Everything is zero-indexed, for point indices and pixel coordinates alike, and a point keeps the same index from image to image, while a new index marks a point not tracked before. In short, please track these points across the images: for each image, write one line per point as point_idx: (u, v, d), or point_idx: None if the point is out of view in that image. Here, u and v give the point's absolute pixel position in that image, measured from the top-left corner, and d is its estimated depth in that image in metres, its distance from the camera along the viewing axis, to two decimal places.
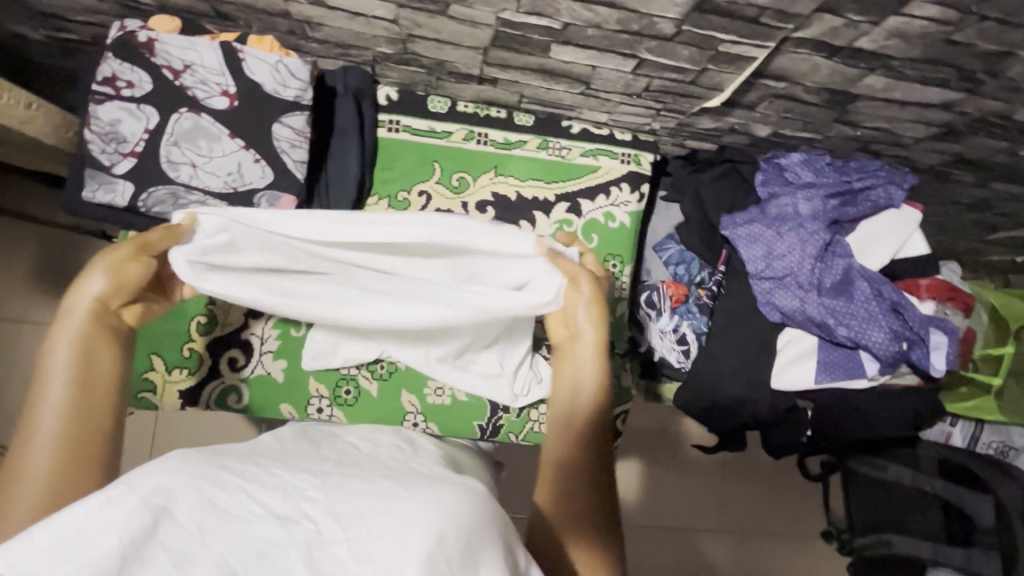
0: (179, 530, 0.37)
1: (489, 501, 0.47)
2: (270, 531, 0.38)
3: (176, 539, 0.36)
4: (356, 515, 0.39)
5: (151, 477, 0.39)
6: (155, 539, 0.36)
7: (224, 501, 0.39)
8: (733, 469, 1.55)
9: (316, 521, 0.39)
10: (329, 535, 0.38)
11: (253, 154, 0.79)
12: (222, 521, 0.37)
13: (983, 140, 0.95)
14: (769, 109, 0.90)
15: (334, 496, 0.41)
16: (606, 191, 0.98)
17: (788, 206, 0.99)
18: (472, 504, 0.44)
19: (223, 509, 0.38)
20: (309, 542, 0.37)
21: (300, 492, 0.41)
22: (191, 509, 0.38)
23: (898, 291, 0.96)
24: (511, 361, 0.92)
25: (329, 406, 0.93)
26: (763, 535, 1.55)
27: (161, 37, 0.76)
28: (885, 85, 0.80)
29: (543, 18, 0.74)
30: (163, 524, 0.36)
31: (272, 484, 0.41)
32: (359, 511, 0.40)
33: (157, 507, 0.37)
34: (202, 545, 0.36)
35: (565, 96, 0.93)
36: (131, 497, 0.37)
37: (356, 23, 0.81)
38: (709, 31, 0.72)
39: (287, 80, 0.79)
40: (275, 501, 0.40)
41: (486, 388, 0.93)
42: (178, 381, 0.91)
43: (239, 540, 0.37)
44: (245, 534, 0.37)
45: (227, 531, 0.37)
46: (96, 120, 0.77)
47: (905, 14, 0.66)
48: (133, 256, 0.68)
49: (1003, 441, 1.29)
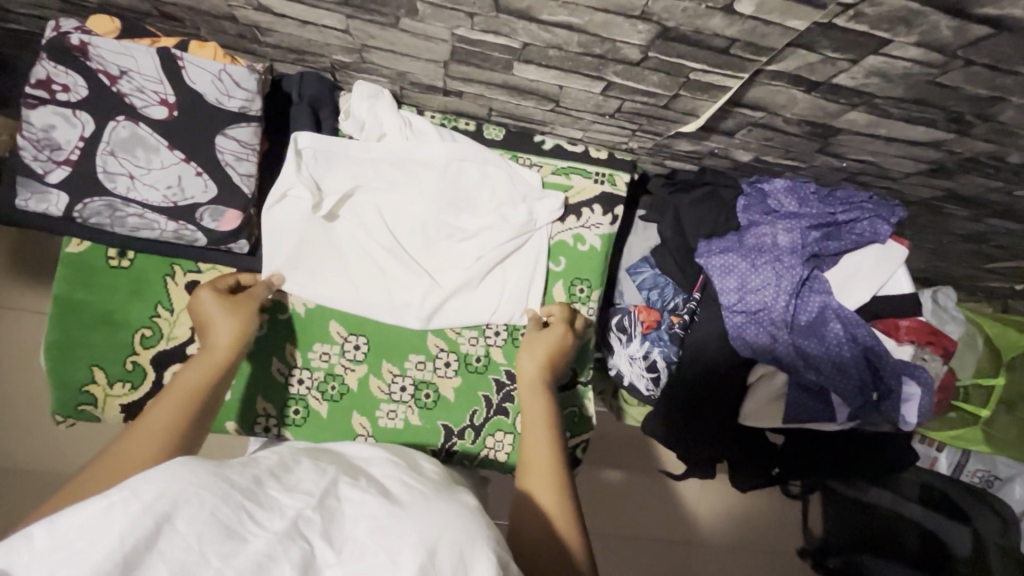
0: (176, 540, 0.38)
1: (487, 525, 0.48)
2: (267, 546, 0.39)
3: (174, 548, 0.38)
4: (351, 539, 0.42)
5: (151, 484, 0.41)
6: (154, 548, 0.38)
7: (225, 516, 0.40)
8: (730, 487, 1.47)
9: (311, 541, 0.41)
10: (325, 560, 0.40)
11: (194, 167, 0.76)
12: (222, 534, 0.39)
13: (975, 178, 0.89)
14: (748, 136, 0.85)
15: (329, 521, 0.43)
16: (577, 213, 0.94)
17: (766, 236, 0.95)
18: (471, 525, 0.46)
19: (223, 522, 0.40)
20: (305, 562, 0.39)
21: (295, 512, 0.42)
22: (191, 520, 0.39)
23: (875, 335, 0.90)
24: (420, 283, 0.91)
25: (277, 425, 0.91)
26: (758, 552, 1.47)
27: (95, 41, 0.71)
28: (869, 122, 0.74)
29: (500, 37, 0.69)
30: (162, 533, 0.38)
31: (269, 504, 0.42)
32: (352, 536, 0.42)
33: (159, 514, 0.39)
34: (202, 558, 0.38)
35: (535, 112, 0.88)
36: (133, 503, 0.39)
37: (307, 30, 0.76)
38: (677, 59, 0.66)
39: (231, 90, 0.74)
40: (273, 519, 0.41)
41: (391, 310, 0.91)
42: (120, 396, 0.87)
43: (238, 555, 0.38)
44: (244, 548, 0.39)
45: (226, 546, 0.39)
46: (28, 125, 0.73)
47: (885, 54, 0.60)
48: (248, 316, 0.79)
49: (989, 472, 1.21)
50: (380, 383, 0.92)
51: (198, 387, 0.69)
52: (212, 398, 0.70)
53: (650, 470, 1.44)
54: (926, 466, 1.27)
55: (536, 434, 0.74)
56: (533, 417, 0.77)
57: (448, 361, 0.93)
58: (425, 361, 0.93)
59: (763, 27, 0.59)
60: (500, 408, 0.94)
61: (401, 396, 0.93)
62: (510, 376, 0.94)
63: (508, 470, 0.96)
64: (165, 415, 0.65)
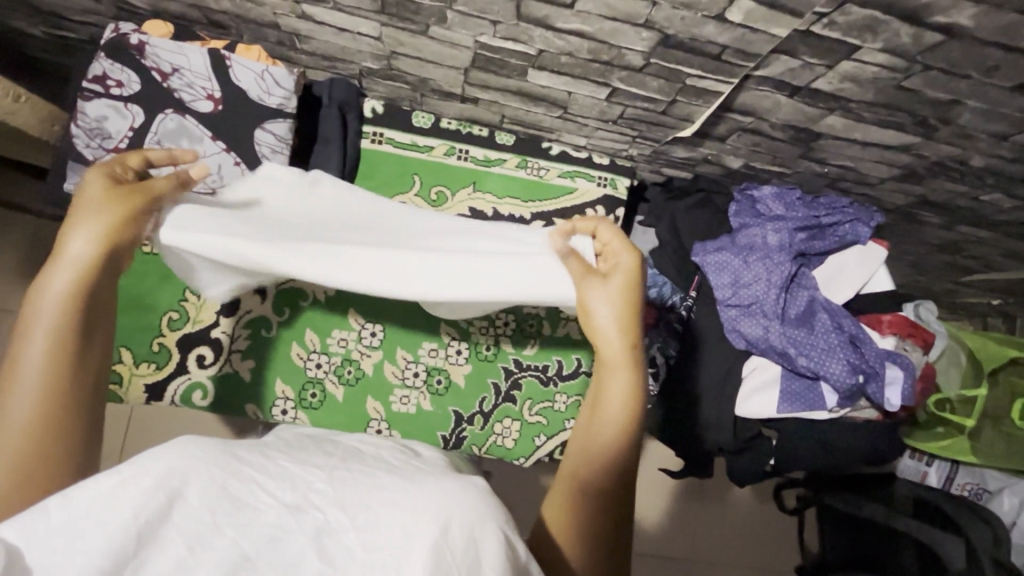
0: (190, 513, 0.41)
1: (491, 498, 0.50)
2: (280, 518, 0.42)
3: (187, 521, 0.41)
4: (363, 506, 0.45)
5: (163, 462, 0.43)
6: (168, 520, 0.40)
7: (236, 490, 0.43)
8: (733, 501, 1.52)
9: (323, 511, 0.43)
10: (339, 525, 0.43)
11: (234, 157, 0.82)
12: (234, 509, 0.42)
13: (944, 184, 0.98)
14: (738, 142, 0.93)
15: (340, 490, 0.46)
16: (582, 213, 1.00)
17: (757, 236, 1.01)
18: (474, 499, 0.48)
19: (235, 496, 0.43)
20: (319, 529, 0.42)
21: (306, 486, 0.45)
22: (202, 494, 0.42)
23: (858, 325, 0.97)
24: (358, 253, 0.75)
25: (294, 407, 0.94)
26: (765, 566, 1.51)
27: (152, 42, 0.79)
28: (846, 126, 0.83)
29: (518, 44, 0.77)
30: (175, 507, 0.41)
31: (281, 475, 0.46)
32: (365, 503, 0.45)
33: (171, 490, 0.41)
34: (217, 529, 0.40)
35: (544, 119, 0.96)
36: (143, 479, 0.41)
37: (343, 37, 0.84)
38: (675, 65, 0.75)
39: (271, 88, 0.82)
40: (284, 493, 0.44)
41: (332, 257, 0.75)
42: (145, 375, 0.91)
43: (253, 527, 0.41)
44: (258, 520, 0.42)
45: (240, 518, 0.41)
46: (84, 116, 0.80)
47: (856, 60, 0.69)
48: (140, 205, 0.64)
49: (977, 483, 1.27)
50: (394, 369, 0.96)
51: (73, 291, 0.57)
52: (99, 313, 0.59)
53: (659, 488, 1.48)
54: (918, 479, 1.32)
55: (581, 465, 0.60)
56: (579, 445, 0.61)
57: (459, 350, 0.98)
58: (437, 348, 0.97)
59: (750, 34, 0.67)
60: (508, 395, 0.98)
61: (414, 381, 0.97)
62: (518, 364, 0.99)
63: (514, 457, 0.99)
64: (37, 348, 0.54)
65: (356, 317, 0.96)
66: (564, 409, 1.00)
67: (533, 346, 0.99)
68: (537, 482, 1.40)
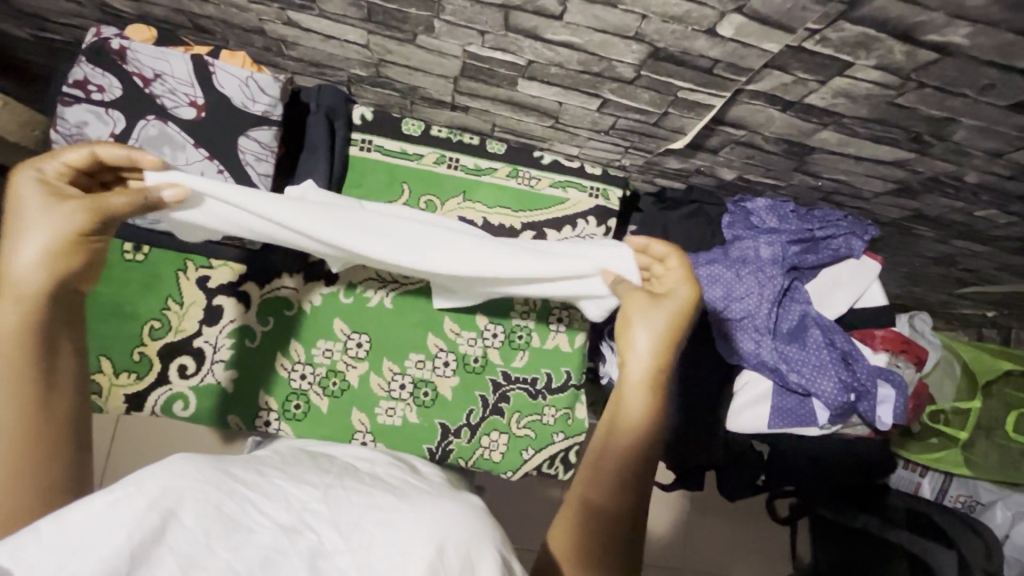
0: (184, 534, 0.39)
1: (486, 519, 0.49)
2: (275, 539, 0.41)
3: (180, 542, 0.39)
4: (356, 526, 0.43)
5: (157, 480, 0.42)
6: (160, 542, 0.38)
7: (229, 508, 0.42)
8: (726, 512, 1.51)
9: (317, 532, 0.42)
10: (332, 547, 0.41)
11: (216, 165, 0.80)
12: (228, 529, 0.40)
13: (938, 199, 0.97)
14: (732, 154, 0.92)
15: (331, 509, 0.44)
16: (572, 223, 0.98)
17: (749, 249, 0.99)
18: (473, 521, 0.47)
19: (229, 515, 0.41)
20: (312, 551, 0.40)
21: (299, 506, 0.44)
22: (197, 514, 0.40)
23: (851, 342, 0.97)
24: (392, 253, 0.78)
25: (277, 419, 0.93)
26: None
27: (134, 46, 0.78)
28: (839, 141, 0.82)
29: (507, 54, 0.76)
30: (169, 528, 0.39)
31: (273, 496, 0.44)
32: (356, 524, 0.43)
33: (164, 510, 0.40)
34: (209, 552, 0.39)
35: (536, 128, 0.95)
36: (137, 498, 0.40)
37: (329, 45, 0.82)
38: (667, 78, 0.74)
39: (256, 95, 0.80)
40: (278, 513, 0.43)
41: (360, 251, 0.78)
42: (125, 386, 0.90)
43: (246, 547, 0.40)
44: (251, 541, 0.40)
45: (233, 540, 0.40)
46: (63, 121, 0.78)
47: (849, 76, 0.68)
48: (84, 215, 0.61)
49: (970, 496, 1.25)
50: (380, 380, 0.95)
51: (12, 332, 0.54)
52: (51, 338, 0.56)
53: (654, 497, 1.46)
54: (911, 490, 1.29)
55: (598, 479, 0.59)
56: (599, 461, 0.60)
57: (447, 361, 0.96)
58: (424, 360, 0.96)
59: (742, 48, 0.66)
60: (495, 408, 0.97)
61: (400, 393, 0.95)
62: (507, 377, 0.97)
63: (501, 471, 0.98)
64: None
65: (342, 327, 0.94)
66: (552, 422, 0.98)
67: (522, 357, 0.98)
68: (527, 493, 1.39)
